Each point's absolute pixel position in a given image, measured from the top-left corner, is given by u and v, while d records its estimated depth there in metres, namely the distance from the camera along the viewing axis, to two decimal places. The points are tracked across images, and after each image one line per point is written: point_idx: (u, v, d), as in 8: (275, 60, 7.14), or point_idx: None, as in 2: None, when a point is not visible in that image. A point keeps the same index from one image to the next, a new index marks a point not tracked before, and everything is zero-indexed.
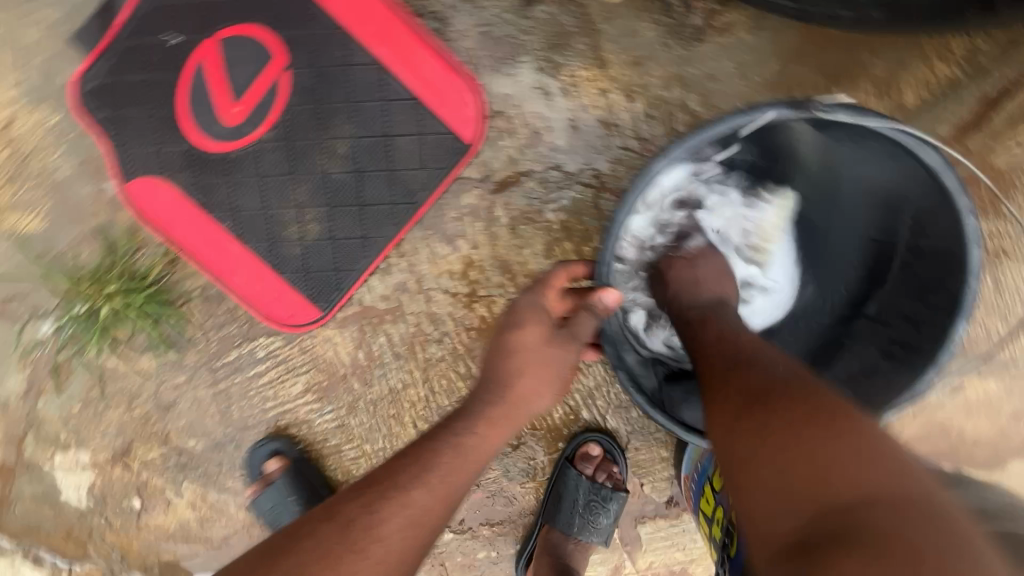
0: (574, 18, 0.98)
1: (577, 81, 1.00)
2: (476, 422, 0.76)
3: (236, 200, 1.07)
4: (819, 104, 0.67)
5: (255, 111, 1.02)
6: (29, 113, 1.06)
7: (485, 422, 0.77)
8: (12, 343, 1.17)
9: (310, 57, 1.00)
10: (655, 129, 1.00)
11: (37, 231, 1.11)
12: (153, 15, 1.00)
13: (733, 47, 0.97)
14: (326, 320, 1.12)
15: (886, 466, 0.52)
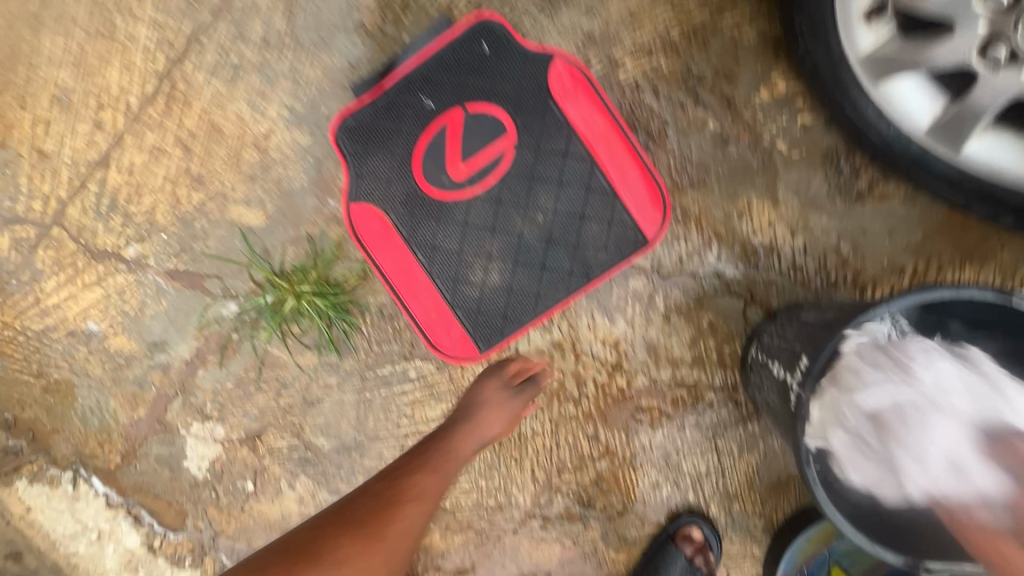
0: (759, 160, 1.18)
1: (751, 210, 1.19)
2: (452, 458, 1.05)
3: (437, 239, 1.23)
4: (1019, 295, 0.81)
5: (477, 172, 1.21)
6: (288, 131, 1.26)
7: (452, 460, 1.05)
8: (195, 314, 1.31)
9: (535, 141, 1.21)
10: (808, 263, 1.18)
11: (257, 226, 1.28)
12: (417, 81, 1.21)
13: (886, 212, 1.16)
14: (482, 358, 1.25)
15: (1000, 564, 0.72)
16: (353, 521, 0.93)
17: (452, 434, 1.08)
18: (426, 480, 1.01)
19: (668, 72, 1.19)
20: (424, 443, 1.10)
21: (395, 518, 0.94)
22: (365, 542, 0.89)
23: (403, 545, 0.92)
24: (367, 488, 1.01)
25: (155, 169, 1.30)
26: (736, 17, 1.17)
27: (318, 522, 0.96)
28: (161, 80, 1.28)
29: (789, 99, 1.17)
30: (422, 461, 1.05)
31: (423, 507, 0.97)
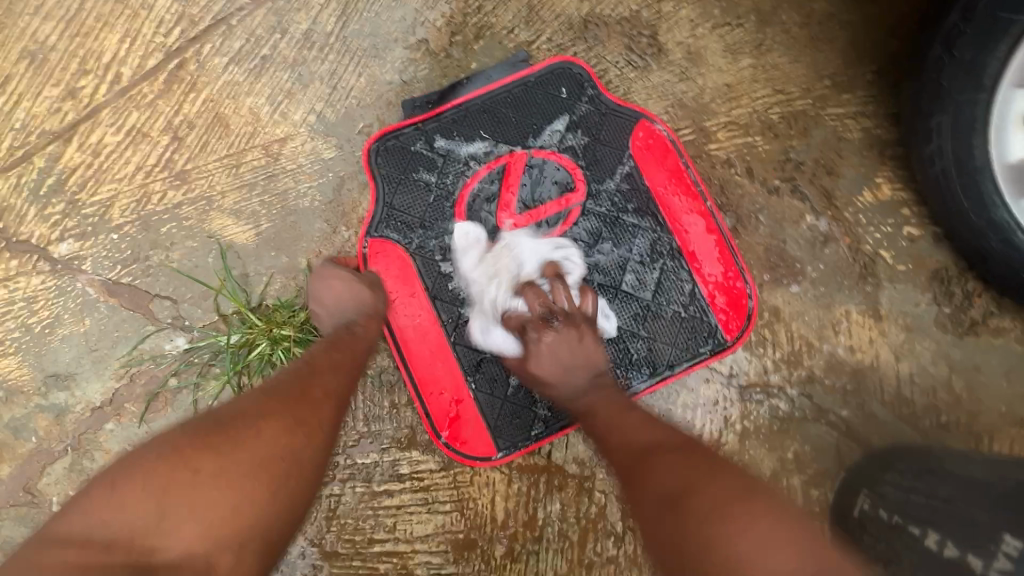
0: (860, 266, 1.02)
1: (848, 323, 1.00)
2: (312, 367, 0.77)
3: (469, 299, 0.99)
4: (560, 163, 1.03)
5: (530, 228, 1.01)
6: (310, 140, 1.03)
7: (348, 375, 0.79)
8: (125, 344, 0.97)
9: (606, 205, 1.02)
10: (914, 396, 0.98)
11: (241, 244, 1.00)
12: (479, 113, 1.03)
13: (1004, 349, 0.98)
14: (496, 463, 0.95)
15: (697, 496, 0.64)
16: (263, 402, 0.69)
17: (363, 334, 0.86)
18: (351, 376, 0.79)
19: (764, 154, 1.05)
20: (338, 334, 0.85)
21: (303, 424, 0.68)
22: (296, 418, 0.68)
23: (328, 411, 0.72)
24: (269, 384, 0.73)
25: (127, 155, 1.03)
26: (841, 112, 1.05)
27: (191, 426, 0.64)
28: (168, 56, 1.05)
29: (896, 206, 1.03)
30: (327, 353, 0.81)
31: (326, 397, 0.73)
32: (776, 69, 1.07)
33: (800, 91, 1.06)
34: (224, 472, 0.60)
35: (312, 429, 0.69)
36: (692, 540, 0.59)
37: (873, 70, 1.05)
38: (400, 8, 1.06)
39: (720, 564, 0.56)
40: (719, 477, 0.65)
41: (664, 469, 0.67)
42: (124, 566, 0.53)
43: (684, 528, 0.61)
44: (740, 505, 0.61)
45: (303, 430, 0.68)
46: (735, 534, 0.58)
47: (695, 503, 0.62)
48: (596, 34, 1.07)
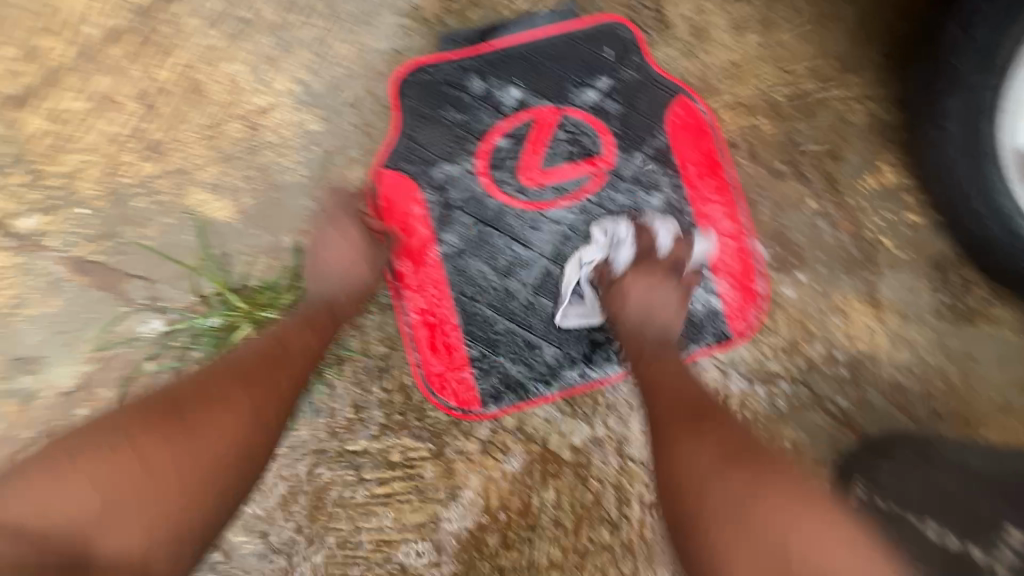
0: (861, 252, 1.00)
1: (847, 310, 0.99)
2: (253, 338, 0.78)
3: (480, 263, 0.96)
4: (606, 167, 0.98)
5: (555, 185, 0.97)
6: (295, 111, 0.97)
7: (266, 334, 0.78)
8: (96, 326, 0.91)
9: (630, 176, 0.99)
10: (910, 384, 0.98)
11: (220, 221, 0.94)
12: (518, 61, 0.99)
13: (998, 337, 0.98)
14: (477, 417, 0.93)
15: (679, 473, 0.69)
16: (205, 393, 0.67)
17: (340, 300, 0.87)
18: (306, 360, 0.77)
19: (768, 136, 1.02)
20: (307, 308, 0.84)
21: (246, 415, 0.68)
22: (254, 386, 0.70)
23: (289, 379, 0.74)
24: (207, 369, 0.71)
25: (94, 123, 0.95)
26: (846, 94, 1.03)
27: (132, 413, 0.64)
28: (137, 16, 0.97)
29: (898, 193, 1.01)
30: (282, 333, 0.78)
31: (277, 378, 0.73)
32: (783, 47, 1.03)
33: (806, 71, 1.03)
34: (191, 446, 0.63)
35: (272, 393, 0.71)
36: (748, 514, 0.62)
37: (880, 52, 1.03)
38: None
39: (805, 560, 0.58)
40: (779, 480, 0.64)
41: (730, 465, 0.66)
42: (60, 567, 0.56)
43: (761, 498, 0.63)
44: (811, 516, 0.61)
45: (252, 410, 0.68)
46: (785, 512, 0.61)
47: (762, 488, 0.64)
48: (598, 5, 1.01)
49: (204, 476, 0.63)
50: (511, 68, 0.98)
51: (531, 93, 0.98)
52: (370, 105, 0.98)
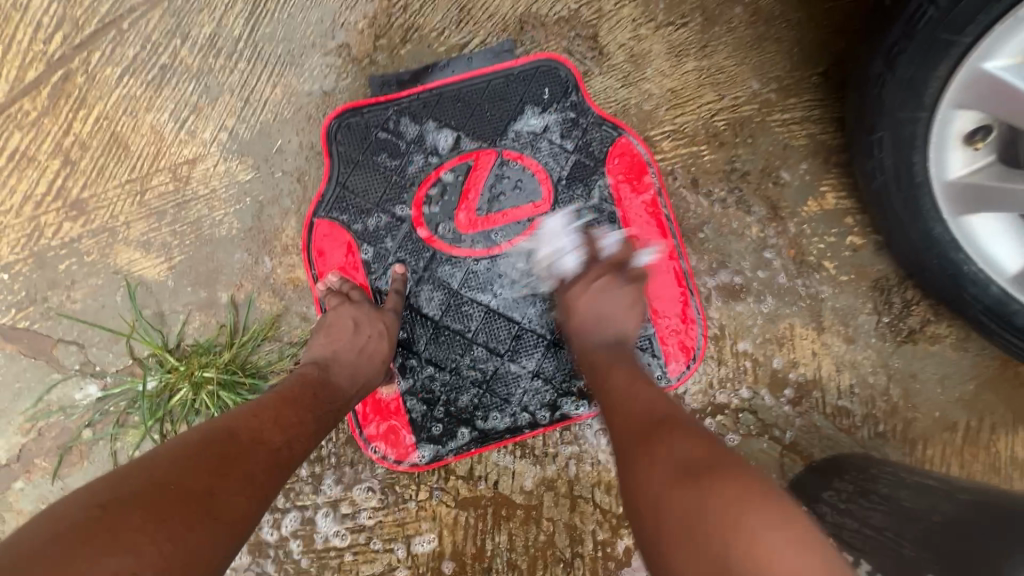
0: (804, 278, 1.01)
1: (792, 336, 1.00)
2: (241, 408, 0.66)
3: (419, 310, 0.94)
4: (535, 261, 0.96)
5: (492, 231, 0.96)
6: (223, 161, 0.94)
7: (250, 408, 0.66)
8: (28, 396, 0.89)
9: (571, 218, 0.98)
10: (854, 407, 0.99)
11: (153, 280, 0.92)
12: (453, 103, 0.97)
13: (938, 355, 1.00)
14: (416, 467, 0.93)
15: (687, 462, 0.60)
16: (197, 475, 0.55)
17: (342, 384, 0.77)
18: (305, 438, 0.67)
19: (709, 164, 1.01)
20: (297, 388, 0.72)
21: (243, 504, 0.56)
22: (250, 471, 0.58)
23: (283, 458, 0.63)
24: (193, 440, 0.59)
25: (12, 184, 0.91)
26: (786, 117, 1.02)
27: (108, 500, 0.50)
28: (51, 67, 0.93)
29: (840, 215, 1.01)
30: (277, 409, 0.67)
31: (275, 457, 0.62)
32: (722, 71, 1.02)
33: (746, 96, 1.02)
34: (196, 534, 0.50)
35: (271, 478, 0.60)
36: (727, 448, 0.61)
37: (819, 72, 1.02)
38: (317, 7, 0.96)
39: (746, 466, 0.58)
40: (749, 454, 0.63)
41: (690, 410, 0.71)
42: None
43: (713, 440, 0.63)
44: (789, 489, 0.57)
45: (251, 498, 0.57)
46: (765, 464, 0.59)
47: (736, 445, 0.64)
48: (533, 36, 0.99)
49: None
50: (447, 110, 0.97)
51: (466, 137, 0.97)
52: (301, 151, 0.95)
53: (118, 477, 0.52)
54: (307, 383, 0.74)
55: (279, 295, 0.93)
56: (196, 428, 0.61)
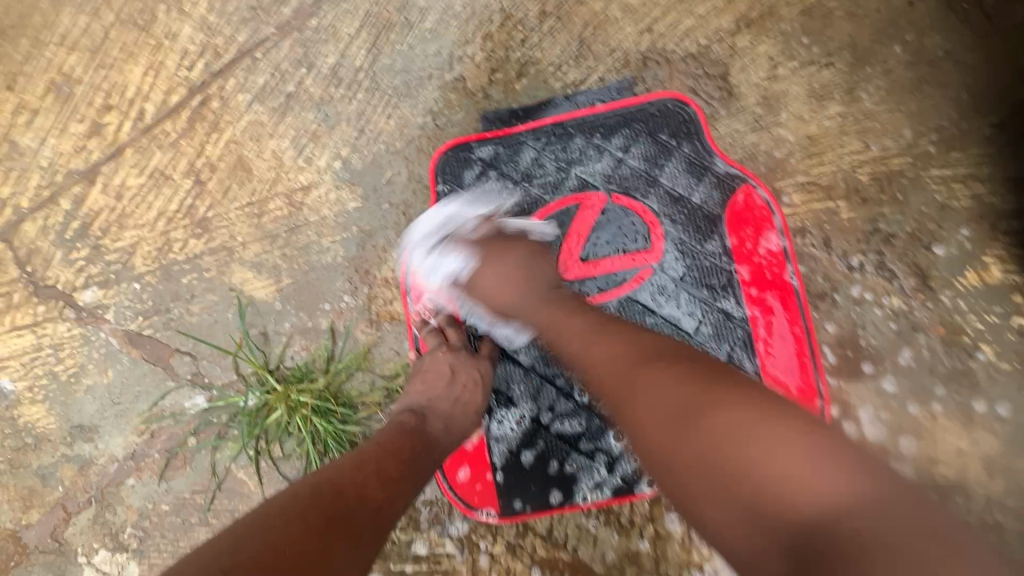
0: (956, 361, 0.87)
1: (933, 428, 0.86)
2: (340, 460, 0.64)
3: (510, 353, 0.90)
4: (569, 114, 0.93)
5: (590, 278, 0.90)
6: (334, 189, 0.96)
7: (349, 462, 0.64)
8: (145, 400, 0.95)
9: (680, 270, 0.90)
10: (1005, 520, 0.85)
11: (261, 300, 0.95)
12: (565, 139, 0.93)
13: None
14: (497, 521, 0.89)
15: (713, 468, 0.51)
16: (308, 534, 0.53)
17: (438, 435, 0.74)
18: (404, 494, 0.65)
19: (847, 222, 0.89)
20: (396, 438, 0.70)
21: (348, 568, 0.53)
22: (353, 533, 0.56)
23: (384, 514, 0.61)
24: (301, 496, 0.57)
25: (150, 200, 0.98)
26: (946, 173, 0.89)
27: (229, 566, 0.49)
28: (191, 92, 0.99)
29: (1006, 292, 0.87)
30: (378, 462, 0.65)
31: (377, 516, 0.60)
32: (870, 118, 0.90)
33: (897, 146, 0.90)
34: None
35: (374, 536, 0.58)
36: (654, 408, 0.58)
37: (992, 123, 0.88)
38: (437, 40, 0.95)
39: (769, 498, 0.48)
40: (731, 395, 0.55)
41: (628, 361, 0.63)
42: None
43: (648, 415, 0.58)
44: (783, 425, 0.51)
45: (355, 562, 0.54)
46: (721, 420, 0.53)
47: (725, 394, 0.55)
48: (655, 73, 0.93)
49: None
50: (559, 148, 0.93)
51: (574, 178, 0.92)
52: (408, 184, 0.95)
53: (234, 535, 0.52)
54: (405, 434, 0.71)
55: (375, 326, 0.93)
56: (302, 479, 0.60)
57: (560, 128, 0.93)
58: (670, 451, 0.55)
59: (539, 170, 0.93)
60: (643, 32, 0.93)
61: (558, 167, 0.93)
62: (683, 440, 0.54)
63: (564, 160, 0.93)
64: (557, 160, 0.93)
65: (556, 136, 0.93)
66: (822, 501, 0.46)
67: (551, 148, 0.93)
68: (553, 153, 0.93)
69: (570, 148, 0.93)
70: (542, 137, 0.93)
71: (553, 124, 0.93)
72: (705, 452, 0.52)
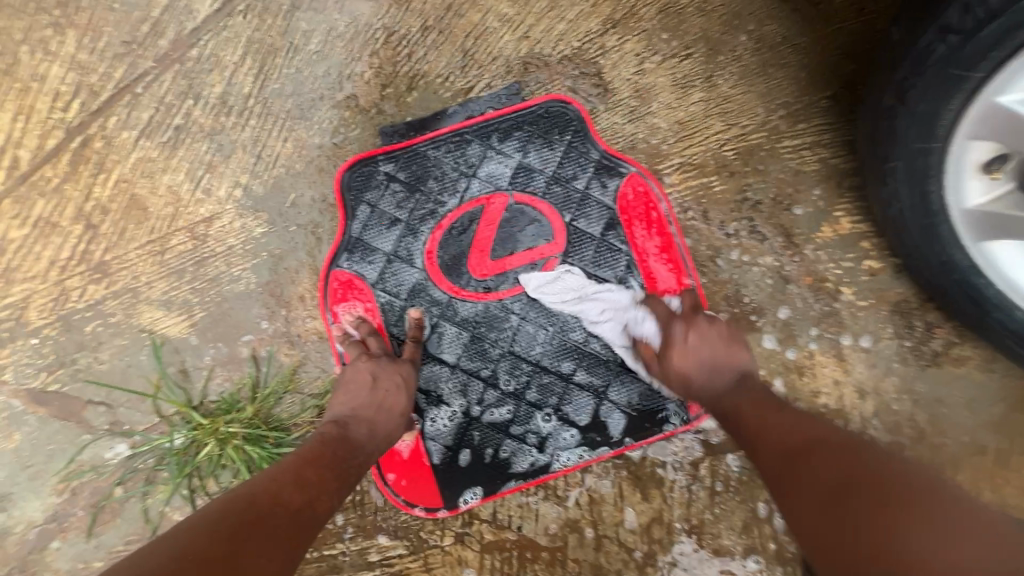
0: (823, 304, 1.00)
1: (811, 365, 0.99)
2: (261, 472, 0.68)
3: (435, 355, 0.94)
4: (461, 121, 0.98)
5: (501, 274, 0.96)
6: (238, 217, 0.96)
7: (269, 474, 0.67)
8: (61, 457, 0.91)
9: (582, 256, 0.97)
10: (878, 434, 0.98)
11: (176, 338, 0.93)
12: (461, 145, 0.97)
13: (965, 378, 0.98)
14: (441, 514, 0.93)
15: (856, 494, 0.60)
16: (224, 542, 0.56)
17: (362, 440, 0.78)
18: (324, 499, 0.68)
19: (720, 194, 1.00)
20: (318, 446, 0.73)
21: (262, 565, 0.56)
22: (266, 534, 0.59)
23: (301, 517, 0.64)
24: (216, 509, 0.60)
25: (37, 250, 0.94)
26: (796, 143, 1.01)
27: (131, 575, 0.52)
28: (69, 134, 0.95)
29: (855, 239, 1.00)
30: (299, 470, 0.68)
31: (295, 520, 0.63)
32: (728, 101, 1.02)
33: (754, 124, 1.01)
34: None
35: (290, 538, 0.61)
36: (846, 497, 0.60)
37: (828, 95, 1.01)
38: (324, 61, 0.97)
39: (914, 554, 0.52)
40: (880, 478, 0.61)
41: (839, 459, 0.65)
42: None
43: (830, 513, 0.60)
44: (939, 511, 0.55)
45: (270, 560, 0.57)
46: (909, 490, 0.58)
47: (890, 474, 0.61)
48: (537, 76, 1.00)
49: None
50: (456, 153, 0.97)
51: (475, 181, 0.97)
52: (314, 204, 0.96)
53: (149, 552, 0.54)
54: (329, 442, 0.74)
55: (298, 347, 0.94)
56: (224, 495, 0.63)
57: (455, 135, 0.97)
58: (846, 559, 0.56)
59: (440, 177, 0.97)
60: (521, 39, 1.00)
61: (458, 171, 0.97)
62: (841, 497, 0.61)
63: (462, 165, 0.97)
64: (455, 166, 0.97)
65: (452, 143, 0.97)
66: (962, 568, 0.50)
67: (449, 155, 0.97)
68: (451, 159, 0.97)
69: (466, 153, 0.97)
70: (439, 145, 0.97)
71: (448, 132, 0.97)
72: (885, 525, 0.55)
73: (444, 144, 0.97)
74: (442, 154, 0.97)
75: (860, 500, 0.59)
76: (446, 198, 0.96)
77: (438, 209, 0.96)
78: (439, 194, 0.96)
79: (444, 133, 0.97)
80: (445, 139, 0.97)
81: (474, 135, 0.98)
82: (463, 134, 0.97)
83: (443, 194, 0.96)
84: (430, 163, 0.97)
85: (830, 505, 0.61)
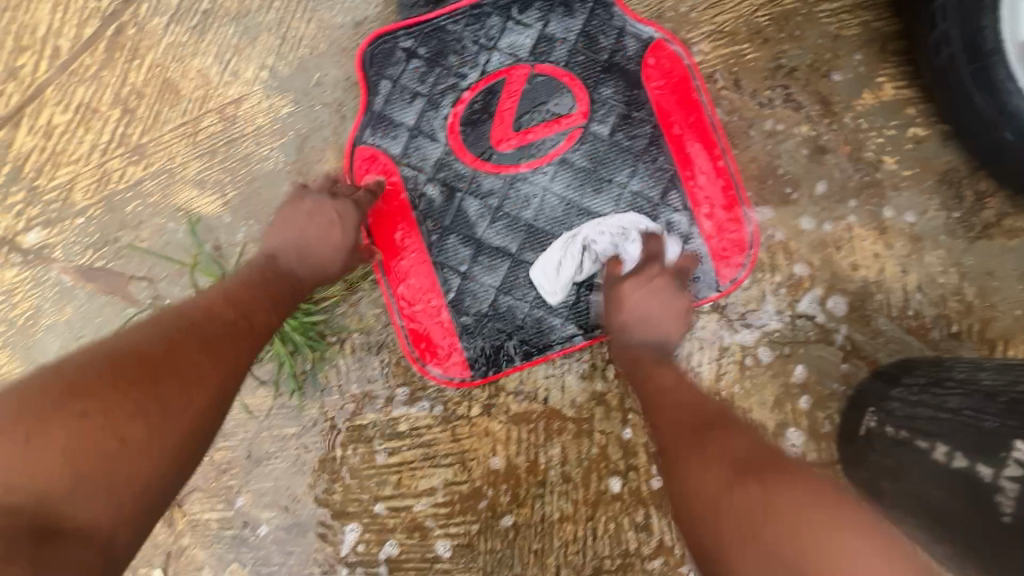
0: (863, 175, 0.95)
1: (850, 238, 0.94)
2: (217, 292, 0.73)
3: (458, 227, 0.95)
4: None
5: (523, 147, 0.95)
6: (265, 99, 0.97)
7: (226, 294, 0.73)
8: (108, 329, 0.96)
9: (607, 128, 0.95)
10: (923, 308, 0.93)
11: (210, 216, 0.96)
12: (483, 19, 0.96)
13: (1019, 250, 0.92)
14: (468, 383, 0.95)
15: (738, 466, 0.62)
16: (177, 347, 0.63)
17: (293, 266, 0.81)
18: (268, 316, 0.74)
19: (753, 62, 0.96)
20: (252, 272, 0.78)
21: (216, 369, 0.65)
22: (223, 344, 0.67)
23: (256, 333, 0.71)
24: (178, 318, 0.67)
25: (79, 134, 0.98)
26: (835, 7, 0.96)
27: (99, 361, 0.60)
28: (104, 23, 0.98)
29: (899, 106, 0.95)
30: (236, 290, 0.74)
31: (250, 334, 0.70)
32: None
33: None
34: (176, 397, 0.60)
35: (246, 351, 0.69)
36: (738, 478, 0.61)
37: None
38: None
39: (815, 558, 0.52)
40: (783, 486, 0.58)
41: (713, 456, 0.64)
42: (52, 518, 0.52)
43: (719, 509, 0.60)
44: (818, 498, 0.56)
45: (227, 369, 0.66)
46: (796, 497, 0.57)
47: (766, 473, 0.60)
48: None
49: (190, 420, 0.61)
50: (478, 28, 0.96)
51: (496, 54, 0.96)
52: (338, 83, 0.97)
53: (112, 341, 0.63)
54: (262, 268, 0.79)
55: None
56: (178, 305, 0.70)
57: (476, 9, 0.96)
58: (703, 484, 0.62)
59: (462, 52, 0.96)
60: None
61: (479, 45, 0.96)
62: (739, 467, 0.62)
63: (484, 38, 0.96)
64: (476, 40, 0.96)
65: (473, 17, 0.96)
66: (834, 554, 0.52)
67: (471, 29, 0.96)
68: (473, 34, 0.96)
69: (488, 26, 0.96)
70: (461, 19, 0.96)
71: (469, 6, 0.96)
72: (810, 514, 0.55)
73: (465, 18, 0.96)
74: (464, 29, 0.96)
75: (746, 471, 0.61)
76: (467, 73, 0.96)
77: (460, 83, 0.96)
78: (461, 68, 0.96)
79: (466, 7, 0.96)
80: (467, 13, 0.96)
81: (495, 9, 0.96)
82: (484, 8, 0.96)
83: (465, 68, 0.96)
84: (451, 38, 0.96)
85: (698, 465, 0.64)
